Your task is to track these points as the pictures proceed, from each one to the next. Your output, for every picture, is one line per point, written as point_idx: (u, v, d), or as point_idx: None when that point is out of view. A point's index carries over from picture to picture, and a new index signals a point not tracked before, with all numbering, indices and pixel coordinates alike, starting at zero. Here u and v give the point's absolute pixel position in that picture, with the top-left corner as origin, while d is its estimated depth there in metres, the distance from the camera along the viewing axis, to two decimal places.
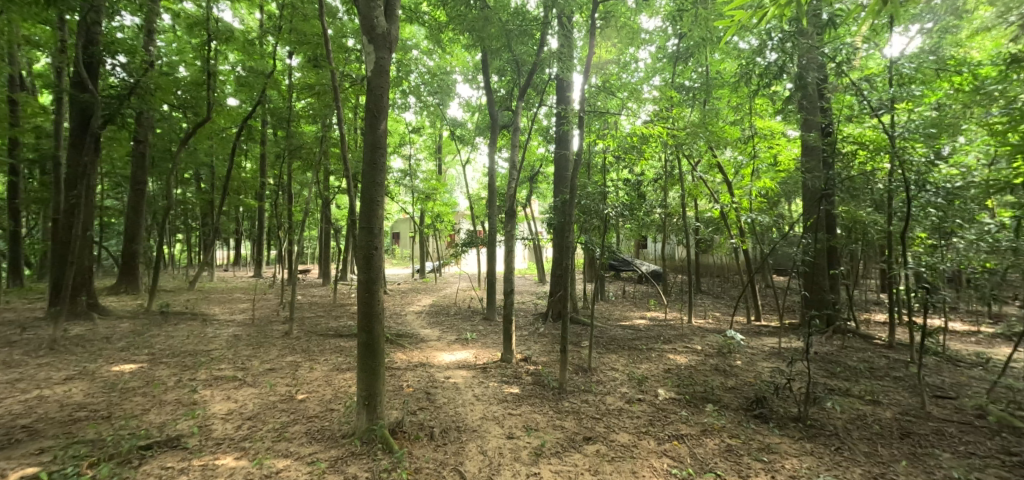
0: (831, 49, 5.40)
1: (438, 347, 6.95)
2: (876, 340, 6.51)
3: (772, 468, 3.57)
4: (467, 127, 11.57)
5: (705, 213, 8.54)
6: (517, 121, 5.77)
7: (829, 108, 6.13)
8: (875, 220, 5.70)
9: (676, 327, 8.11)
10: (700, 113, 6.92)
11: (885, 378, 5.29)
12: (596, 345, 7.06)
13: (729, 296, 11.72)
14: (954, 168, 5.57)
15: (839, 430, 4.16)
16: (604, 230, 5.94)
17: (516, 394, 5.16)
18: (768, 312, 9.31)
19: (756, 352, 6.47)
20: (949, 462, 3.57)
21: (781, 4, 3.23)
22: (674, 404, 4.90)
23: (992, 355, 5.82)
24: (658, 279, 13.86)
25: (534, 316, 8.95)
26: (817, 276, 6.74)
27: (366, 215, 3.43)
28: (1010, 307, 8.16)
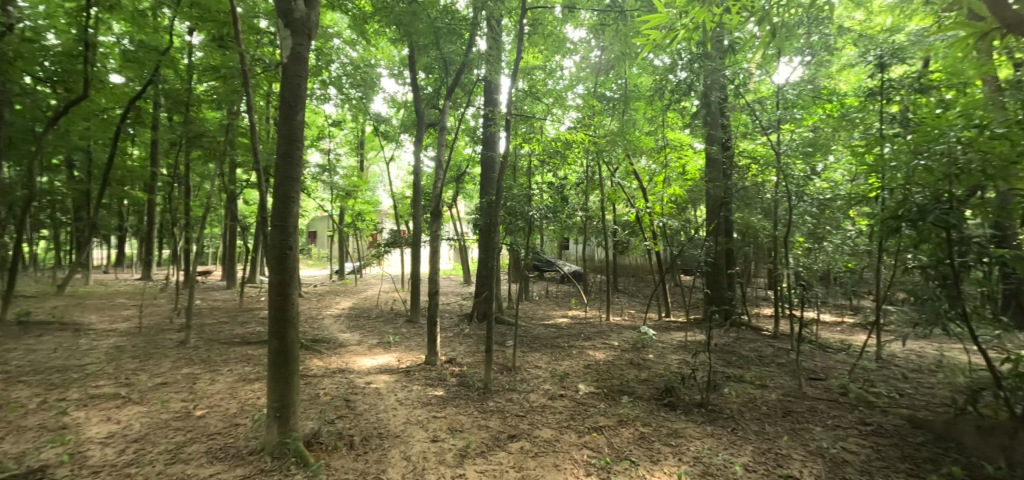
0: (731, 73, 6.04)
1: (358, 352, 6.62)
2: (764, 332, 7.37)
3: (680, 451, 3.90)
4: (391, 123, 11.17)
5: (623, 216, 9.07)
6: (444, 120, 5.68)
7: (729, 125, 6.82)
8: (764, 225, 6.45)
9: (595, 325, 8.51)
10: (619, 123, 7.35)
11: (771, 365, 6.01)
12: (520, 345, 7.19)
13: (642, 294, 12.57)
14: (825, 183, 6.46)
15: (735, 413, 4.65)
16: (529, 232, 6.05)
17: (441, 396, 5.09)
18: (676, 309, 10.13)
19: (666, 345, 7.01)
20: (820, 435, 4.16)
21: (690, 28, 3.60)
22: (594, 398, 5.14)
23: (851, 342, 6.86)
24: (580, 279, 14.55)
25: (459, 317, 8.90)
26: (717, 276, 7.46)
27: (280, 212, 3.18)
28: (865, 301, 9.64)
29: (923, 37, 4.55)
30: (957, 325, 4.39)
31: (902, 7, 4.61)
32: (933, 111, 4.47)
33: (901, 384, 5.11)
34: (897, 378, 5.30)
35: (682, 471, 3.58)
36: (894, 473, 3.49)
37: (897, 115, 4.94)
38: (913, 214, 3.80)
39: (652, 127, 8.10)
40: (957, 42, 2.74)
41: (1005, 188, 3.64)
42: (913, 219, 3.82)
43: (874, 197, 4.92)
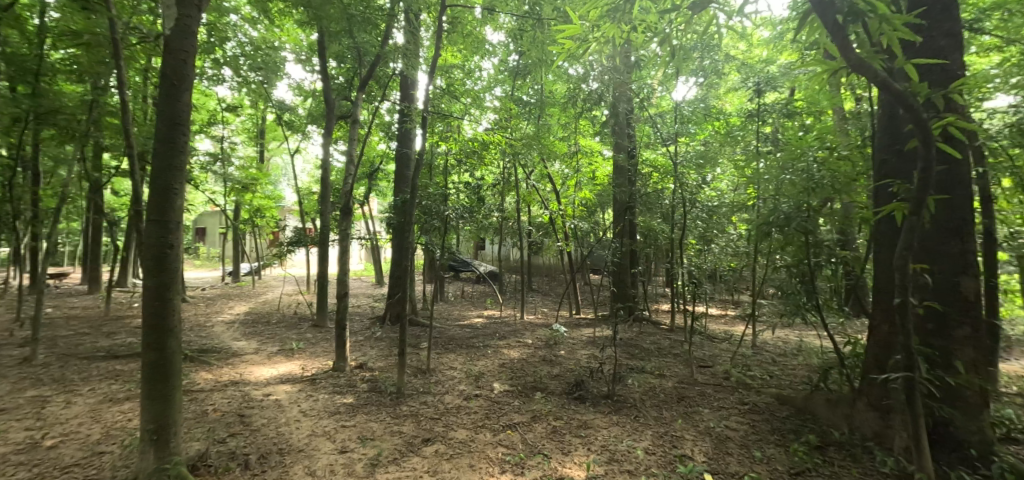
0: (636, 87, 6.53)
1: (255, 361, 6.03)
2: (661, 326, 8.07)
3: (588, 441, 4.12)
4: (296, 112, 10.34)
5: (537, 218, 9.35)
6: (357, 112, 5.37)
7: (634, 136, 7.35)
8: (663, 229, 7.07)
9: (510, 324, 8.67)
10: (535, 127, 7.54)
11: (668, 355, 6.60)
12: (435, 346, 7.06)
13: (555, 293, 13.07)
14: (713, 191, 7.23)
15: (637, 402, 5.04)
16: (445, 232, 5.96)
17: (351, 404, 4.82)
18: (585, 307, 10.67)
19: (576, 341, 7.37)
20: (707, 416, 4.67)
21: (602, 41, 3.81)
22: (509, 396, 5.23)
23: (733, 332, 7.79)
24: (495, 279, 14.73)
25: (371, 320, 8.51)
26: (623, 275, 8.00)
27: (159, 206, 2.78)
28: (744, 297, 10.98)
29: (789, 70, 5.30)
30: (812, 315, 5.19)
31: (775, 43, 5.34)
32: (796, 133, 5.23)
33: (770, 367, 5.91)
34: (767, 362, 6.12)
35: (591, 460, 3.79)
36: (765, 445, 4.02)
37: (769, 135, 5.71)
38: (780, 221, 4.42)
39: (565, 133, 8.46)
40: (814, 77, 3.23)
41: (847, 201, 4.38)
42: (781, 225, 4.43)
43: (752, 205, 5.63)
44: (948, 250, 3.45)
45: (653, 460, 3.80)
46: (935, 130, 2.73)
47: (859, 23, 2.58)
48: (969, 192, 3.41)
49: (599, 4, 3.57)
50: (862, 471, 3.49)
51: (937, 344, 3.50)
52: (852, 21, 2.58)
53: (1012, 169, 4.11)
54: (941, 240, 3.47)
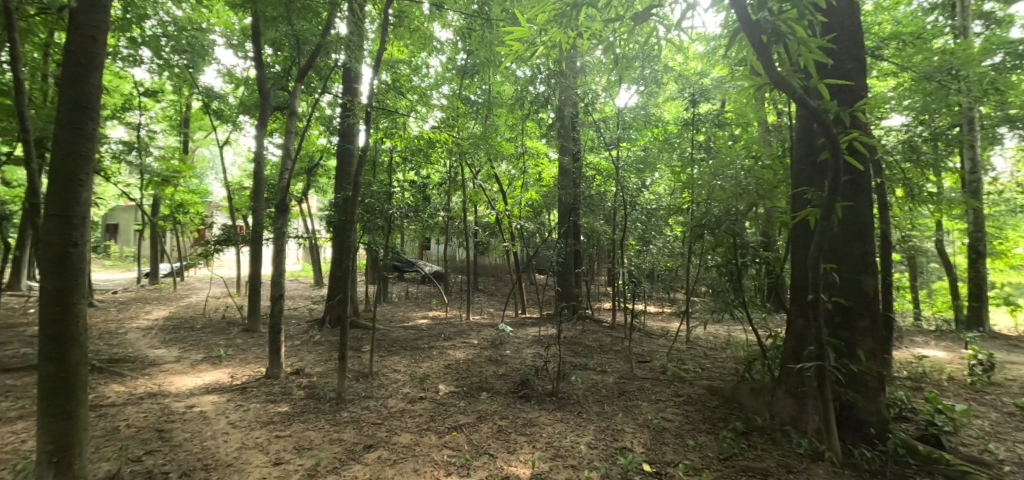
0: (582, 92, 6.70)
1: (176, 370, 5.52)
2: (603, 323, 8.36)
3: (533, 439, 4.18)
4: (225, 101, 9.59)
5: (484, 218, 9.34)
6: (294, 103, 5.06)
7: (578, 139, 7.55)
8: (605, 230, 7.33)
9: (455, 325, 8.59)
10: (482, 127, 7.53)
11: (609, 352, 6.85)
12: (378, 349, 6.84)
13: (500, 293, 13.12)
14: (652, 195, 7.57)
15: (581, 398, 5.18)
16: (388, 232, 5.78)
17: (286, 412, 4.55)
18: (530, 306, 10.82)
19: (522, 341, 7.45)
20: (646, 409, 4.90)
21: (549, 45, 3.85)
22: (454, 397, 5.18)
23: (668, 328, 8.22)
24: (440, 279, 14.56)
25: (309, 322, 8.10)
26: (567, 275, 8.20)
27: (61, 199, 2.47)
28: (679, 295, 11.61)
29: (720, 83, 5.67)
30: (738, 311, 5.59)
31: (708, 58, 5.70)
32: (726, 142, 5.63)
33: (702, 361, 6.30)
34: (699, 356, 6.53)
35: (537, 457, 3.85)
36: (697, 433, 4.29)
37: (702, 143, 6.08)
38: (712, 223, 4.70)
39: (513, 134, 8.54)
40: (742, 91, 3.49)
41: (770, 206, 4.77)
42: (712, 228, 4.71)
43: (686, 208, 5.97)
44: (853, 251, 3.86)
45: (595, 453, 3.93)
46: (843, 144, 3.05)
47: (780, 44, 2.83)
48: (870, 200, 3.85)
49: (547, 8, 3.60)
50: (780, 453, 3.82)
51: (844, 335, 3.90)
52: (775, 41, 2.82)
53: (903, 181, 4.67)
54: (847, 243, 3.87)
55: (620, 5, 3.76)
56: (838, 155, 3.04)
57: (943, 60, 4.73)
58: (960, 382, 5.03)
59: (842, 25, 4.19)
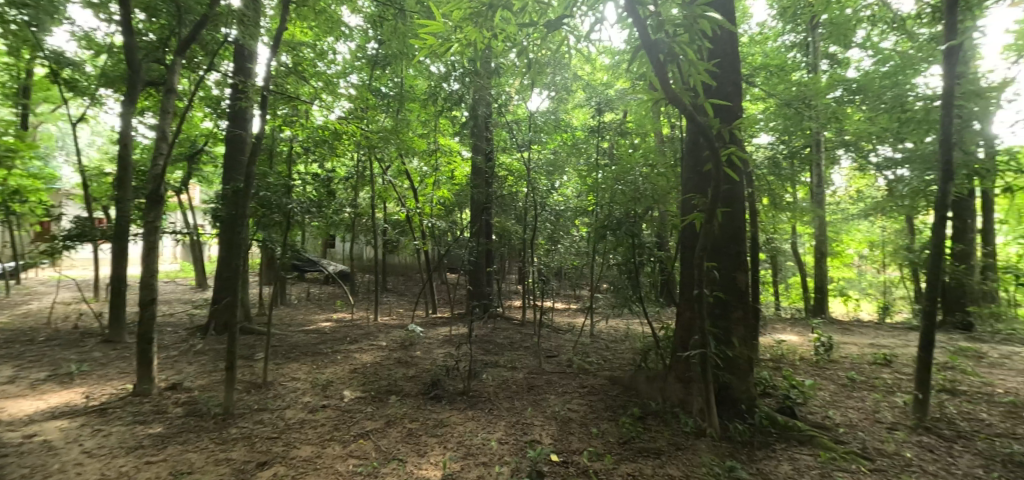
0: (495, 93, 6.77)
1: (6, 393, 4.54)
2: (514, 321, 8.55)
3: (444, 440, 4.14)
4: (81, 69, 8.10)
5: (394, 215, 9.02)
6: (173, 80, 4.41)
7: (492, 139, 7.69)
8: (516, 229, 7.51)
9: (361, 327, 8.17)
10: (393, 121, 7.24)
11: (519, 349, 7.02)
12: (274, 356, 6.25)
13: (410, 293, 12.78)
14: (561, 196, 7.90)
15: (491, 395, 5.24)
16: (287, 228, 5.31)
17: (158, 433, 3.97)
18: (441, 306, 10.69)
19: (432, 341, 7.33)
20: (553, 401, 5.11)
21: (464, 43, 3.81)
22: (361, 403, 4.93)
23: (574, 324, 8.66)
24: (344, 279, 13.74)
25: (187, 330, 7.15)
26: (478, 274, 8.27)
27: None
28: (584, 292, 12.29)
29: (623, 95, 6.11)
30: (636, 306, 6.07)
31: (613, 70, 6.12)
32: (627, 150, 6.08)
33: (604, 353, 6.74)
34: (601, 349, 6.96)
35: (448, 458, 3.82)
36: (600, 421, 4.58)
37: (606, 150, 6.51)
38: (613, 225, 5.03)
39: (425, 130, 8.36)
40: (642, 104, 3.78)
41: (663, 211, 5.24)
42: (614, 229, 5.03)
43: (592, 210, 6.34)
44: (729, 251, 4.40)
45: (506, 449, 4.01)
46: (724, 157, 3.45)
47: (675, 64, 3.12)
48: (742, 207, 4.42)
49: (462, 4, 3.57)
50: (670, 432, 4.22)
51: (722, 325, 4.44)
52: (670, 60, 3.11)
53: (769, 192, 5.44)
54: (725, 244, 4.41)
55: (532, 11, 3.84)
56: (719, 166, 3.44)
57: (798, 91, 5.61)
58: (808, 361, 5.99)
59: (724, 52, 4.76)
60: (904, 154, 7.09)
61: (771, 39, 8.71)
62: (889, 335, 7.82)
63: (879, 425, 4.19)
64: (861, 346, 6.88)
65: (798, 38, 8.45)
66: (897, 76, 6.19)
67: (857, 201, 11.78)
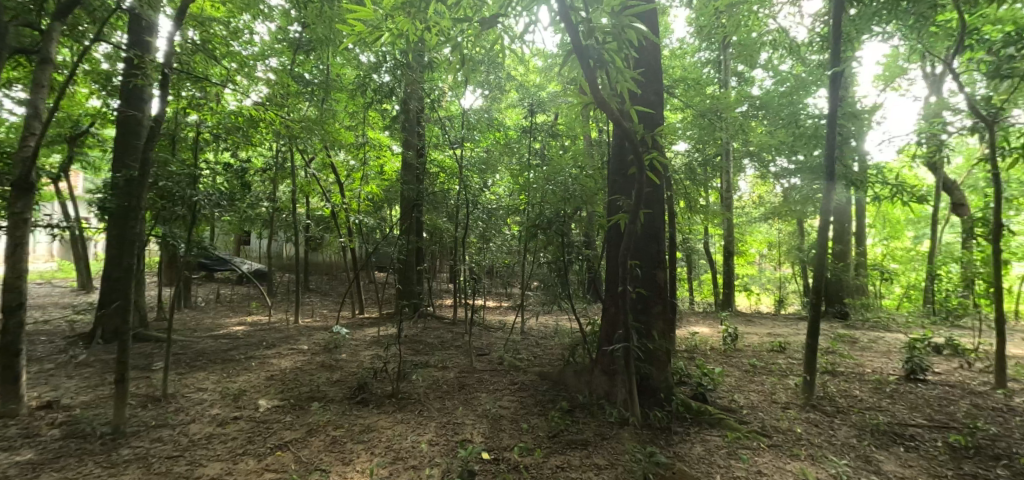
0: (428, 88, 6.64)
1: None
2: (445, 320, 8.45)
3: (372, 445, 3.98)
4: None
5: (317, 211, 8.51)
6: (50, 48, 3.79)
7: (423, 135, 7.56)
8: (448, 227, 7.42)
9: (279, 330, 7.61)
10: (318, 111, 6.81)
11: (450, 348, 6.94)
12: (174, 365, 5.62)
13: (336, 293, 12.16)
14: (494, 195, 7.94)
15: (421, 396, 5.12)
16: (192, 223, 4.78)
17: (26, 460, 3.40)
18: (369, 306, 10.28)
19: (359, 342, 7.02)
20: (485, 399, 5.12)
21: (395, 33, 3.64)
22: (279, 412, 4.58)
23: (506, 322, 8.76)
24: (260, 279, 12.74)
25: (66, 338, 6.20)
26: (408, 272, 8.06)
27: None
28: (515, 290, 12.47)
29: (554, 97, 6.28)
30: (565, 303, 6.26)
31: (546, 73, 6.27)
32: (558, 152, 6.27)
33: (534, 349, 6.88)
34: (532, 345, 7.11)
35: (375, 464, 3.68)
36: (530, 416, 4.66)
37: (539, 151, 6.67)
38: (544, 224, 5.15)
39: (353, 122, 7.97)
40: (572, 107, 3.89)
41: (591, 211, 5.44)
42: (544, 228, 5.15)
43: (523, 209, 6.45)
44: (650, 249, 4.68)
45: (436, 450, 3.95)
46: (648, 161, 3.65)
47: (604, 70, 3.22)
48: (662, 209, 4.72)
49: None
50: (597, 423, 4.40)
51: (644, 319, 4.70)
52: (599, 67, 3.20)
53: (685, 195, 5.89)
54: (646, 243, 4.69)
55: (467, 7, 3.77)
56: (642, 170, 3.64)
57: (711, 103, 6.13)
58: (717, 350, 6.58)
59: (648, 63, 5.06)
60: (797, 166, 8.07)
61: (689, 54, 9.42)
62: (782, 326, 8.82)
63: (775, 405, 4.71)
64: (761, 336, 7.70)
65: (711, 55, 9.23)
66: (792, 96, 6.99)
67: (758, 206, 13.12)
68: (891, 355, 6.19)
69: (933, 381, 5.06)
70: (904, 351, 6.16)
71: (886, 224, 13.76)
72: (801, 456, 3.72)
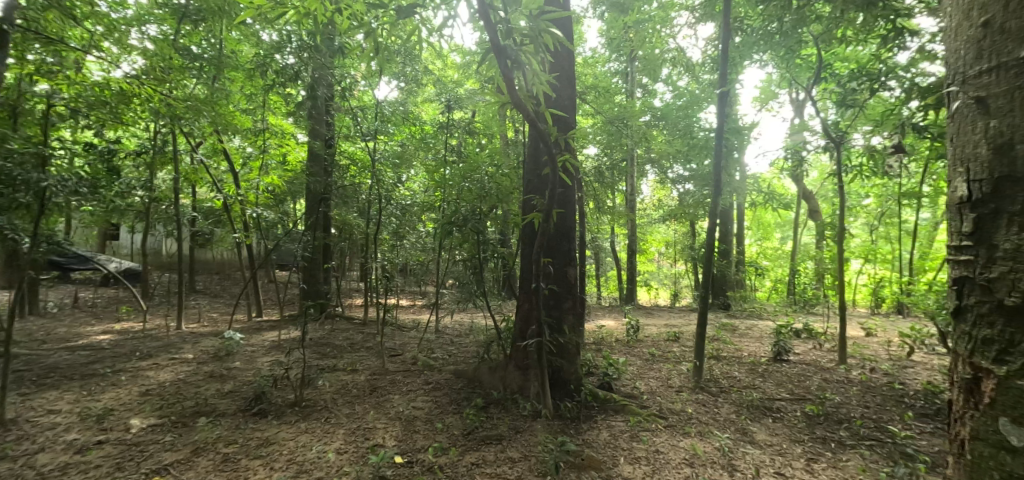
0: (338, 75, 6.26)
1: None
2: (355, 321, 8.04)
3: (272, 459, 3.67)
4: None
5: (205, 202, 7.59)
6: None
7: (333, 124, 7.13)
8: (359, 223, 7.10)
9: (156, 337, 6.66)
10: (207, 89, 6.05)
11: (360, 350, 6.61)
12: (13, 384, 4.65)
13: (228, 294, 10.98)
14: (409, 191, 7.72)
15: (328, 403, 4.82)
16: (39, 213, 4.00)
17: None
18: (268, 308, 9.43)
19: (255, 348, 6.39)
20: (398, 401, 4.96)
21: (300, 11, 3.32)
22: (156, 432, 4.00)
23: (420, 321, 8.58)
24: (132, 280, 11.06)
25: None
26: (314, 270, 7.66)
27: None
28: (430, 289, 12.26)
29: (472, 95, 6.28)
30: (480, 301, 6.29)
31: (464, 69, 6.26)
32: (475, 150, 6.30)
33: (449, 348, 6.83)
34: (447, 344, 7.03)
35: None
36: (445, 416, 4.61)
37: (455, 147, 6.64)
38: (460, 221, 5.12)
39: (250, 105, 7.22)
40: (489, 106, 3.89)
41: (506, 209, 5.51)
42: (460, 225, 5.13)
43: (439, 206, 6.36)
44: (562, 248, 4.87)
45: (345, 459, 3.74)
46: (562, 163, 3.79)
47: (521, 71, 3.26)
48: (573, 209, 4.96)
49: None
50: (511, 418, 4.48)
51: (556, 314, 4.87)
52: (516, 68, 3.22)
53: (594, 196, 6.28)
54: (558, 241, 4.87)
55: None
56: (555, 171, 3.77)
57: (619, 112, 6.58)
58: (622, 342, 7.08)
59: (563, 68, 5.27)
60: (690, 173, 9.06)
61: (599, 64, 10.04)
62: (676, 317, 9.79)
63: (671, 389, 5.20)
64: (659, 327, 8.45)
65: (619, 66, 9.91)
66: (687, 110, 7.79)
67: (656, 208, 14.38)
68: (762, 340, 7.17)
69: (794, 361, 5.95)
70: (772, 336, 7.18)
71: (760, 226, 15.86)
72: (692, 433, 4.15)
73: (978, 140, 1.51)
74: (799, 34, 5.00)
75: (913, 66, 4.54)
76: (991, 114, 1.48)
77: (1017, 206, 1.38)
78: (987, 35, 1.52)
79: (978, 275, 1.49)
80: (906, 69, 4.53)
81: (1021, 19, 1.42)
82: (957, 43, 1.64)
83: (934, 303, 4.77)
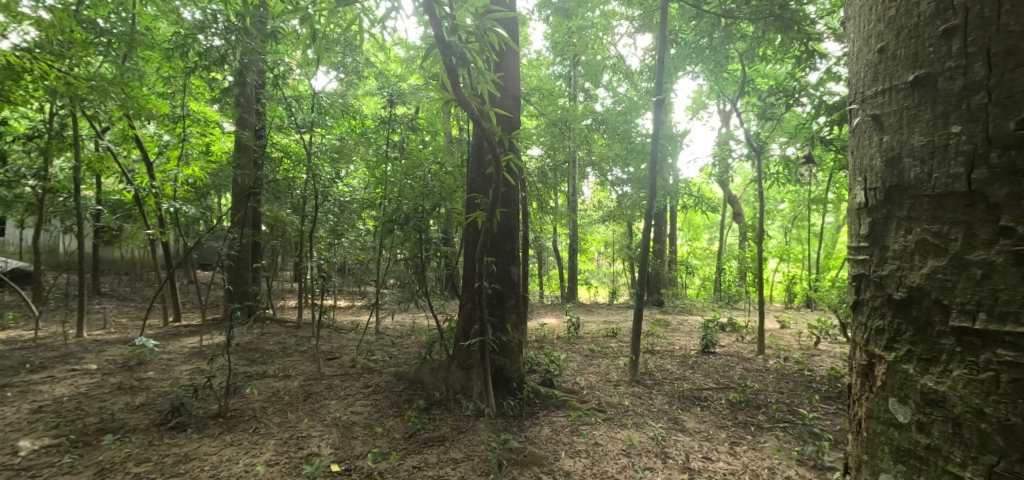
0: (269, 62, 5.87)
1: None
2: (288, 324, 7.59)
3: (191, 476, 3.37)
4: None
5: (113, 194, 6.81)
6: None
7: (263, 113, 6.67)
8: (292, 220, 6.71)
9: (51, 346, 5.90)
10: (116, 69, 5.44)
11: (294, 354, 6.25)
12: None
13: (140, 297, 9.95)
14: (348, 187, 7.42)
15: (256, 412, 4.50)
16: None
17: None
18: (188, 312, 8.65)
19: (173, 356, 5.84)
20: (334, 407, 4.73)
21: None
22: (51, 454, 3.55)
23: (359, 322, 8.26)
24: (20, 282, 9.70)
25: None
26: (241, 271, 7.14)
27: None
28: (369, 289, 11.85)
29: (415, 90, 6.15)
30: (422, 301, 6.16)
31: (408, 64, 6.12)
32: (417, 146, 6.17)
33: (390, 349, 6.64)
34: (387, 346, 6.83)
35: None
36: (385, 420, 4.47)
37: (398, 143, 6.47)
38: (401, 220, 4.99)
39: (168, 88, 6.58)
40: (434, 102, 3.80)
41: (450, 208, 5.44)
42: (401, 224, 4.99)
43: (380, 203, 6.15)
44: (505, 247, 4.89)
45: (276, 471, 3.52)
46: (506, 162, 3.79)
47: (466, 69, 3.20)
48: (517, 208, 5.00)
49: None
50: (454, 419, 4.43)
51: (499, 313, 4.89)
52: (462, 65, 3.16)
53: (538, 196, 6.38)
54: (502, 241, 4.89)
55: None
56: (499, 170, 3.76)
57: (562, 114, 6.76)
58: (563, 339, 7.26)
59: (509, 69, 5.30)
60: (627, 176, 9.50)
61: (543, 66, 10.25)
62: (614, 314, 10.22)
63: (609, 383, 5.42)
64: (599, 323, 8.79)
65: (562, 69, 10.18)
66: (625, 115, 8.15)
67: (596, 209, 14.94)
68: (692, 334, 7.68)
69: (720, 352, 6.43)
70: (701, 330, 7.70)
71: (689, 228, 16.91)
72: (629, 425, 4.35)
73: (873, 153, 1.27)
74: (726, 50, 5.45)
75: (821, 85, 5.06)
76: (884, 131, 1.22)
77: (904, 212, 1.15)
78: (881, 59, 1.25)
79: (871, 272, 1.26)
80: (816, 87, 5.04)
81: (909, 45, 1.15)
82: (853, 60, 1.39)
83: (837, 297, 5.35)
